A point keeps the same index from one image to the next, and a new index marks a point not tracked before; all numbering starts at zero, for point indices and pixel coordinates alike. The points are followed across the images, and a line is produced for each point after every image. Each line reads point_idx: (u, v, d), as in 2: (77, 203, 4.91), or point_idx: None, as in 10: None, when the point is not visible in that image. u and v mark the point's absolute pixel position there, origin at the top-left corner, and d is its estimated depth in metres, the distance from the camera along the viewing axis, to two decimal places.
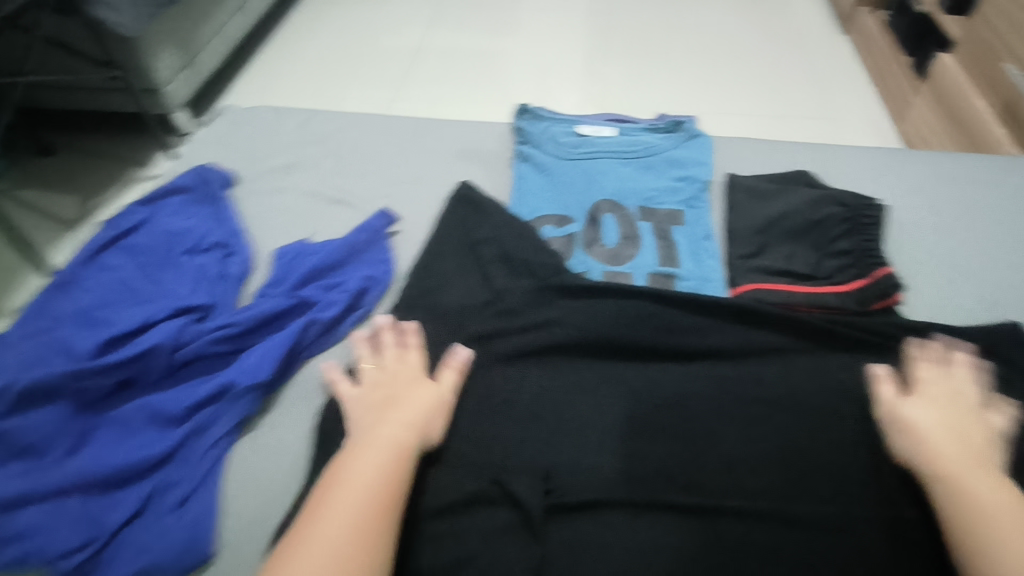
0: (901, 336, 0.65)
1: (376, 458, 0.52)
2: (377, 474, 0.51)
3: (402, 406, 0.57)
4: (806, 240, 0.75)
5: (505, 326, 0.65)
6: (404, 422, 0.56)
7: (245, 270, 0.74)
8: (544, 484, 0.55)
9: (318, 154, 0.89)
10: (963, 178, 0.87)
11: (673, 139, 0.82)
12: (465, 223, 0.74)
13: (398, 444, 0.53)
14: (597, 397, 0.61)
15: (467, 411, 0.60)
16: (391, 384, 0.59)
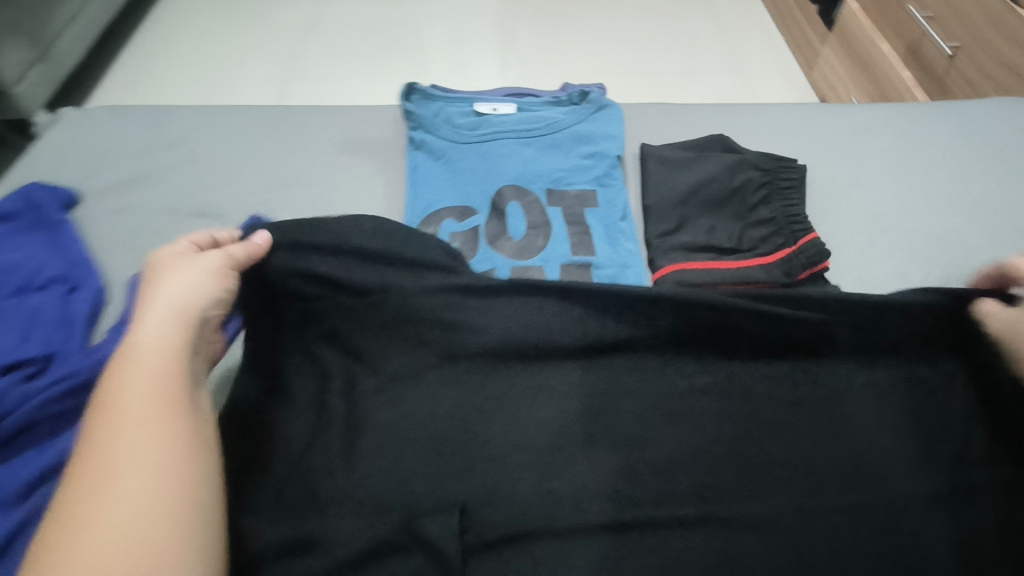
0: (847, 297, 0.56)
1: (141, 361, 0.42)
2: (156, 380, 0.41)
3: (157, 289, 0.47)
4: (725, 210, 0.70)
5: (397, 343, 0.54)
6: (163, 303, 0.46)
7: (94, 306, 0.63)
8: (459, 521, 0.48)
9: (174, 161, 0.78)
10: (877, 131, 0.84)
11: (579, 112, 0.75)
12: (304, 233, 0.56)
13: (165, 334, 0.44)
14: (515, 409, 0.53)
15: (366, 445, 0.51)
16: (146, 274, 0.49)
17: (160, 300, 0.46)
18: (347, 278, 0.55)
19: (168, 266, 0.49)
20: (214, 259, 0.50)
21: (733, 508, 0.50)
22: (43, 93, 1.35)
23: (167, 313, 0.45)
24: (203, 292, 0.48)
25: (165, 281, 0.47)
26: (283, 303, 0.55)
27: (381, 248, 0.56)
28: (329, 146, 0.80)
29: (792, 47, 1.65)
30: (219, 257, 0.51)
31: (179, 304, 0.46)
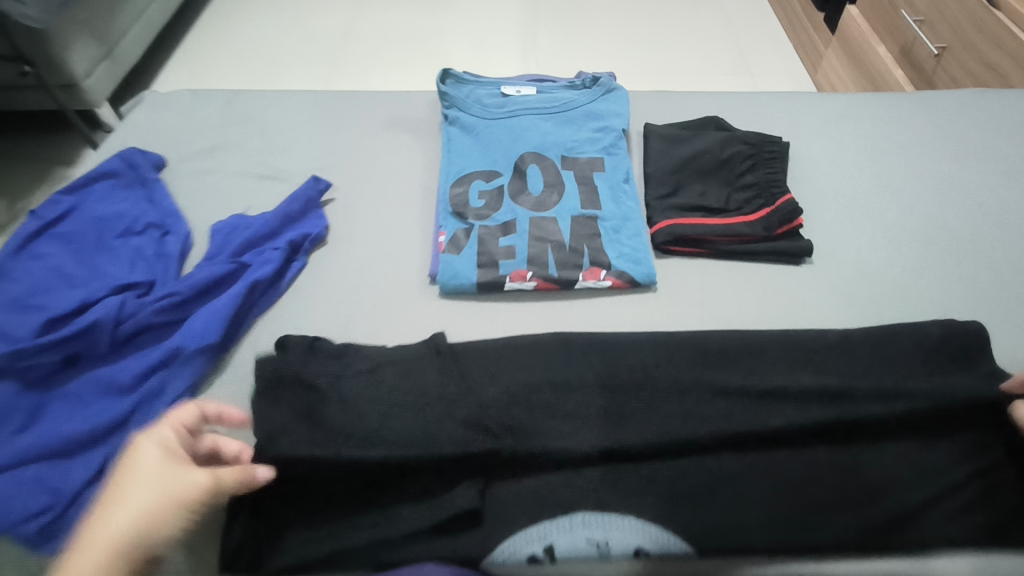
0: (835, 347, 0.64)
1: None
2: None
3: (103, 516, 0.44)
4: (715, 178, 0.81)
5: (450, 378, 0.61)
6: (102, 538, 0.43)
7: (184, 246, 0.76)
8: (486, 434, 0.57)
9: (243, 135, 0.91)
10: (856, 116, 0.92)
11: (590, 94, 0.87)
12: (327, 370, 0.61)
13: (97, 564, 0.41)
14: (535, 364, 0.62)
15: (413, 390, 0.60)
16: (119, 477, 0.46)
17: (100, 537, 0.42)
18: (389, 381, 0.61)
19: (129, 478, 0.45)
20: (175, 486, 0.45)
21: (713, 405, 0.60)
22: (108, 88, 1.50)
23: (109, 539, 0.42)
24: (161, 512, 0.44)
25: (115, 504, 0.44)
26: (334, 368, 0.62)
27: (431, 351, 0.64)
28: (374, 124, 0.92)
29: (799, 53, 1.75)
30: (179, 490, 0.45)
31: (111, 543, 0.42)
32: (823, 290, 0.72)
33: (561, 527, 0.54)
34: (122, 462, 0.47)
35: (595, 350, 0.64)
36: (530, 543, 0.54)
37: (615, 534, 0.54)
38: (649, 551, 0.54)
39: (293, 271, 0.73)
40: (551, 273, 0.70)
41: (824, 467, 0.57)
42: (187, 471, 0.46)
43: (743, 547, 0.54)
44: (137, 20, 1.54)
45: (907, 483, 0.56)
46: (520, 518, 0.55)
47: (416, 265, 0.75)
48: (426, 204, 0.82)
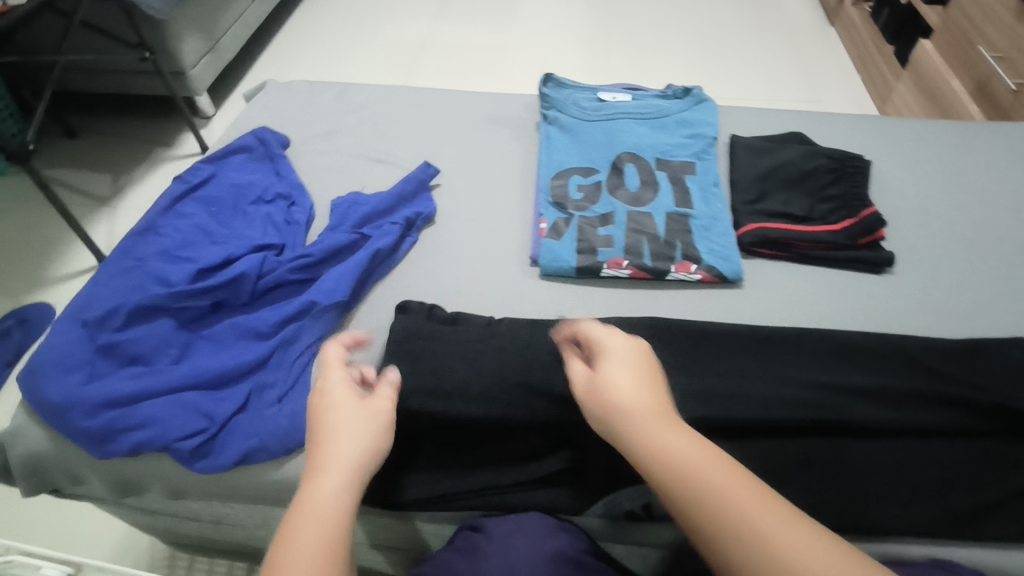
0: (919, 351, 0.67)
1: (319, 526, 0.44)
2: (325, 525, 0.44)
3: (330, 447, 0.49)
4: (800, 187, 0.85)
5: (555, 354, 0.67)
6: (336, 462, 0.48)
7: (308, 217, 0.84)
8: None
9: (357, 122, 1.00)
10: (936, 141, 0.96)
11: (683, 103, 0.93)
12: (448, 333, 0.68)
13: (344, 485, 0.47)
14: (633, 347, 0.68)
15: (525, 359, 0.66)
16: (320, 413, 0.52)
17: (336, 460, 0.48)
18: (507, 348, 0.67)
19: (337, 416, 0.51)
20: (380, 421, 0.53)
21: (803, 393, 0.64)
22: (209, 79, 1.61)
23: (350, 463, 0.48)
24: (378, 443, 0.51)
25: (337, 436, 0.50)
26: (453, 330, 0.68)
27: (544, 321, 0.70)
28: (474, 121, 1.00)
29: (868, 85, 1.78)
30: (382, 425, 0.53)
31: (349, 468, 0.48)
32: (904, 299, 0.76)
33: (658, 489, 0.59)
34: (317, 405, 0.53)
35: (687, 333, 0.69)
36: (630, 499, 0.59)
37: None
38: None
39: (406, 245, 0.81)
40: (646, 263, 0.75)
41: (904, 458, 0.61)
42: (380, 410, 0.54)
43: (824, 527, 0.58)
44: (237, 18, 1.66)
45: (984, 481, 0.60)
46: (621, 479, 0.61)
47: (517, 248, 0.81)
48: (525, 195, 0.88)
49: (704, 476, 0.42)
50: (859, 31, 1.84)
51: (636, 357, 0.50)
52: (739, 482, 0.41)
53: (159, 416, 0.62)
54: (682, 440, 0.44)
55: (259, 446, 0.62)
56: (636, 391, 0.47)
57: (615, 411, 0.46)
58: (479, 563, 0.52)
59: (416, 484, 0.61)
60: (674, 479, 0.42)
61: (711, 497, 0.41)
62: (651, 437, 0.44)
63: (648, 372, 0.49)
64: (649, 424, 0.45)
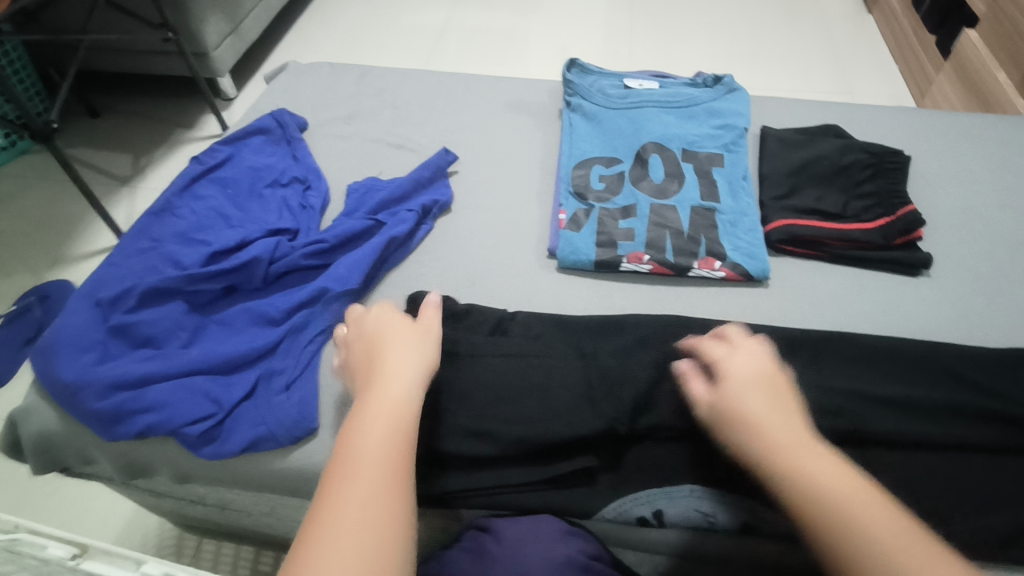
0: (958, 361, 0.64)
1: (387, 427, 0.48)
2: (391, 423, 0.49)
3: (388, 363, 0.54)
4: (833, 183, 0.81)
5: (571, 351, 0.66)
6: (396, 371, 0.53)
7: (323, 202, 0.83)
8: (634, 411, 0.61)
9: (376, 106, 0.98)
10: (984, 137, 0.90)
11: (713, 92, 0.89)
12: (463, 329, 0.67)
13: (407, 384, 0.52)
14: (654, 347, 0.65)
15: (541, 355, 0.65)
16: (375, 341, 0.57)
17: (395, 370, 0.53)
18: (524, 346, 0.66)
19: (396, 340, 0.57)
20: (428, 343, 0.58)
21: (836, 400, 0.60)
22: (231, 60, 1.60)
23: (407, 371, 0.53)
24: (428, 360, 0.56)
25: (399, 356, 0.55)
26: (468, 325, 0.68)
27: (558, 320, 0.69)
28: (495, 107, 0.97)
29: (907, 77, 1.71)
30: (430, 345, 0.58)
31: (410, 381, 0.53)
32: (942, 304, 0.72)
33: (669, 496, 0.58)
34: (373, 333, 0.58)
35: (709, 333, 0.67)
36: (639, 507, 0.58)
37: (721, 508, 0.57)
38: (760, 531, 0.57)
39: (421, 233, 0.79)
40: (668, 258, 0.72)
41: (939, 472, 0.58)
42: (427, 336, 0.59)
43: None
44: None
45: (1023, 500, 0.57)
46: (634, 482, 0.59)
47: (535, 239, 0.79)
48: (546, 184, 0.86)
49: (855, 512, 0.41)
50: (899, 20, 1.76)
51: (773, 382, 0.50)
52: (887, 519, 0.41)
53: (168, 399, 0.61)
54: (834, 475, 0.44)
55: (265, 434, 0.61)
56: (780, 422, 0.47)
57: (760, 437, 0.47)
58: (487, 566, 0.51)
59: (426, 480, 0.60)
60: (829, 512, 0.42)
61: (860, 541, 0.40)
62: (800, 472, 0.44)
63: (777, 387, 0.50)
64: (798, 458, 0.45)
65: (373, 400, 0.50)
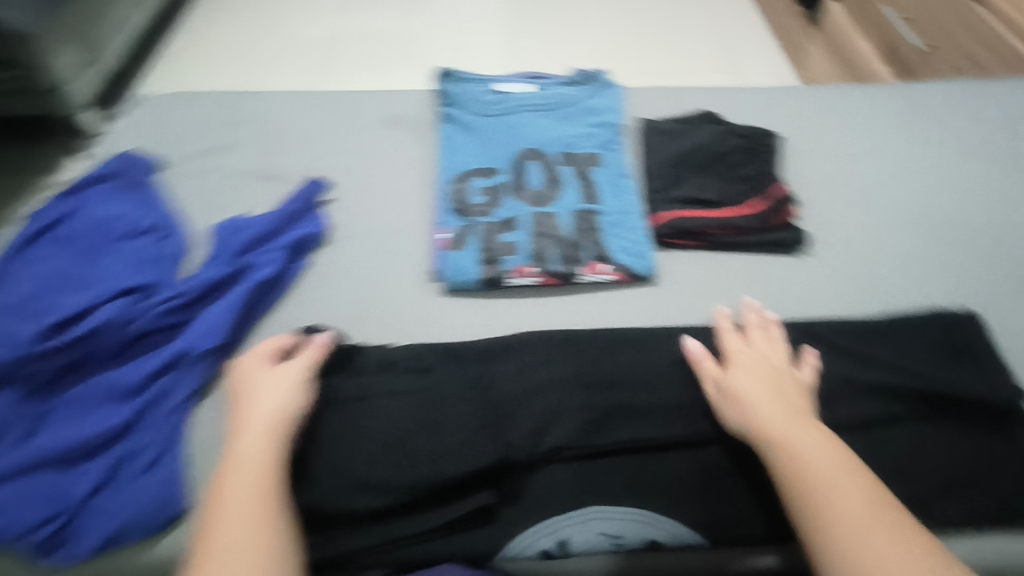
0: (841, 341, 0.65)
1: (258, 461, 0.52)
2: (261, 444, 0.53)
3: (259, 392, 0.57)
4: (714, 170, 0.80)
5: (462, 379, 0.62)
6: (264, 399, 0.57)
7: (183, 248, 0.76)
8: (534, 433, 0.59)
9: (240, 134, 0.90)
10: (850, 108, 0.93)
11: (588, 90, 0.87)
12: (345, 374, 0.63)
13: (275, 404, 0.56)
14: (547, 366, 0.63)
15: (430, 389, 0.61)
16: (249, 377, 0.59)
17: (263, 398, 0.57)
18: (412, 381, 0.62)
19: (265, 374, 0.59)
20: (300, 365, 0.60)
21: None
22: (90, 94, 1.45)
23: (275, 395, 0.57)
24: (297, 381, 0.58)
25: (263, 391, 0.57)
26: (350, 367, 0.63)
27: (449, 344, 0.65)
28: (370, 123, 0.92)
29: None
30: (303, 365, 0.60)
31: (274, 412, 0.56)
32: (824, 281, 0.73)
33: (575, 521, 0.56)
34: (243, 371, 0.60)
35: (601, 343, 0.65)
36: (541, 540, 0.55)
37: (628, 527, 0.56)
38: (665, 544, 0.56)
39: (294, 272, 0.73)
40: (556, 268, 0.70)
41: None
42: (299, 359, 0.60)
43: (753, 538, 0.56)
44: (115, 24, 1.50)
45: (909, 470, 0.58)
46: (539, 512, 0.56)
47: (419, 262, 0.75)
48: (427, 202, 0.81)
49: (830, 487, 0.49)
50: None
51: (777, 375, 0.59)
52: (856, 494, 0.49)
53: (4, 504, 0.54)
54: (814, 446, 0.52)
55: (123, 526, 0.55)
56: (777, 407, 0.56)
57: (756, 421, 0.55)
58: None
59: (315, 546, 0.54)
60: (806, 476, 0.50)
61: (828, 510, 0.48)
62: (792, 448, 0.52)
63: (777, 375, 0.59)
64: (785, 434, 0.53)
65: (242, 439, 0.53)
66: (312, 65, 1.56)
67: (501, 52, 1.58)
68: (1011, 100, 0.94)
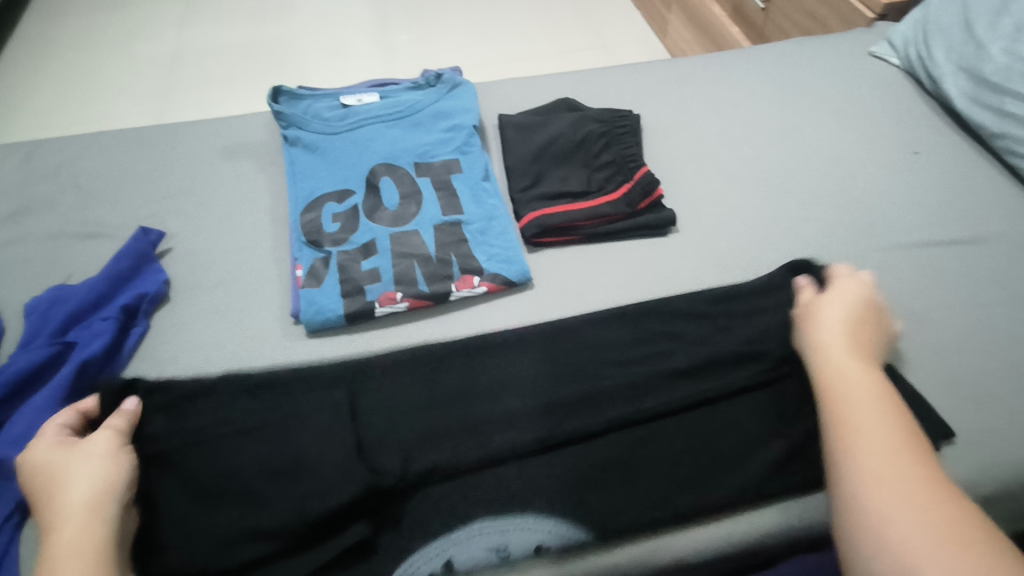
0: (714, 310, 0.66)
1: (72, 562, 0.44)
2: (78, 549, 0.45)
3: (65, 479, 0.48)
4: (575, 161, 0.80)
5: (326, 411, 0.57)
6: (72, 488, 0.47)
7: None
8: (408, 455, 0.55)
9: (52, 188, 0.78)
10: (701, 78, 0.94)
11: (436, 93, 0.83)
12: (195, 424, 0.56)
13: (89, 491, 0.48)
14: (418, 382, 0.60)
15: (292, 429, 0.56)
16: (46, 463, 0.50)
17: (70, 486, 0.47)
18: (270, 420, 0.56)
19: (74, 447, 0.51)
20: (107, 439, 0.51)
21: (602, 381, 0.60)
22: None
23: (88, 480, 0.48)
24: (112, 459, 0.50)
25: (71, 469, 0.49)
26: (199, 417, 0.56)
27: (311, 372, 0.60)
28: (207, 155, 0.83)
29: None
30: (111, 439, 0.52)
31: (88, 497, 0.47)
32: (695, 257, 0.73)
33: (458, 539, 0.51)
34: (33, 457, 0.50)
35: (476, 350, 0.62)
36: (426, 562, 0.51)
37: (513, 536, 0.52)
38: (552, 548, 0.52)
39: (130, 344, 0.64)
40: (422, 289, 0.66)
41: (705, 429, 0.58)
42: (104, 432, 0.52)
43: (654, 519, 0.53)
44: None
45: (785, 432, 0.58)
46: (416, 539, 0.52)
47: (273, 307, 0.68)
48: (277, 237, 0.75)
49: (862, 446, 0.48)
50: None
51: (864, 312, 0.58)
52: (887, 438, 0.48)
53: None
54: (865, 385, 0.52)
55: None
56: (850, 343, 0.55)
57: (819, 360, 0.56)
58: None
59: None
60: (841, 413, 0.51)
61: (858, 445, 0.48)
62: (839, 386, 0.52)
63: (863, 312, 0.58)
64: (843, 370, 0.53)
65: (55, 534, 0.46)
66: (151, 82, 1.39)
67: (360, 50, 1.48)
68: (844, 53, 0.98)
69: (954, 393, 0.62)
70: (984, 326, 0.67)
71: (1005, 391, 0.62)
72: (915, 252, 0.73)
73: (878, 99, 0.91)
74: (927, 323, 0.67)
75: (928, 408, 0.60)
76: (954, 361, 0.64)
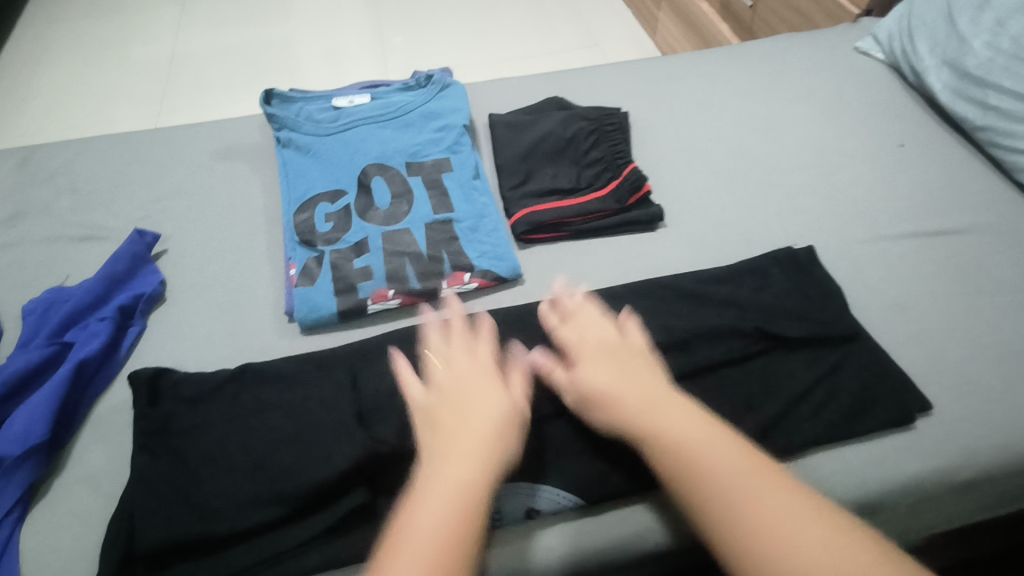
0: (701, 289, 0.67)
1: (447, 497, 0.44)
2: (459, 489, 0.44)
3: (475, 405, 0.50)
4: (564, 158, 0.81)
5: (322, 386, 0.58)
6: (487, 417, 0.49)
7: None
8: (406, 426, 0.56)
9: (48, 192, 0.79)
10: (689, 75, 0.95)
11: (426, 94, 0.84)
12: (201, 400, 0.58)
13: (488, 417, 0.49)
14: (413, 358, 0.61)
15: (290, 406, 0.57)
16: (456, 383, 0.52)
17: (490, 413, 0.49)
18: (271, 396, 0.58)
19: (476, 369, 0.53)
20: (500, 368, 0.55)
21: None
22: None
23: (511, 407, 0.50)
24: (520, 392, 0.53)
25: (485, 393, 0.51)
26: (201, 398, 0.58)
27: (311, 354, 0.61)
28: (201, 158, 0.84)
29: None
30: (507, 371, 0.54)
31: (492, 421, 0.49)
32: (684, 251, 0.74)
33: None
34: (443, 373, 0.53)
35: (468, 330, 0.63)
36: None
37: (505, 501, 0.54)
38: (544, 511, 0.54)
39: (126, 344, 0.65)
40: (414, 286, 0.67)
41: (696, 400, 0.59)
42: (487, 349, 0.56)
43: (646, 485, 0.55)
44: None
45: (772, 401, 0.59)
46: None
47: (267, 306, 0.69)
48: (271, 237, 0.76)
49: (715, 487, 0.46)
50: None
51: (606, 342, 0.57)
52: (725, 466, 0.46)
53: None
54: (681, 421, 0.50)
55: None
56: (619, 380, 0.53)
57: (608, 407, 0.52)
58: None
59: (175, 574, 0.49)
60: (677, 458, 0.48)
61: (709, 490, 0.46)
62: (655, 431, 0.49)
63: (606, 341, 0.57)
64: (643, 413, 0.51)
65: (437, 469, 0.46)
66: (149, 86, 1.40)
67: (354, 52, 1.49)
68: (829, 48, 0.99)
69: (939, 380, 0.63)
70: (968, 315, 0.68)
71: (990, 377, 0.63)
72: (900, 243, 0.74)
73: (863, 93, 0.92)
74: (911, 313, 0.68)
75: (908, 384, 0.61)
76: (939, 349, 0.66)
